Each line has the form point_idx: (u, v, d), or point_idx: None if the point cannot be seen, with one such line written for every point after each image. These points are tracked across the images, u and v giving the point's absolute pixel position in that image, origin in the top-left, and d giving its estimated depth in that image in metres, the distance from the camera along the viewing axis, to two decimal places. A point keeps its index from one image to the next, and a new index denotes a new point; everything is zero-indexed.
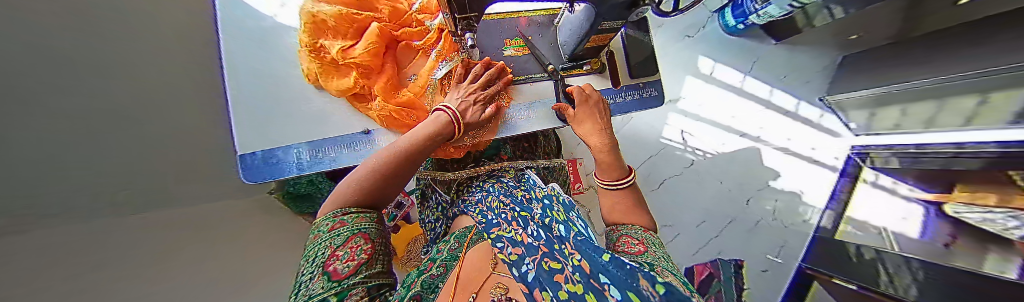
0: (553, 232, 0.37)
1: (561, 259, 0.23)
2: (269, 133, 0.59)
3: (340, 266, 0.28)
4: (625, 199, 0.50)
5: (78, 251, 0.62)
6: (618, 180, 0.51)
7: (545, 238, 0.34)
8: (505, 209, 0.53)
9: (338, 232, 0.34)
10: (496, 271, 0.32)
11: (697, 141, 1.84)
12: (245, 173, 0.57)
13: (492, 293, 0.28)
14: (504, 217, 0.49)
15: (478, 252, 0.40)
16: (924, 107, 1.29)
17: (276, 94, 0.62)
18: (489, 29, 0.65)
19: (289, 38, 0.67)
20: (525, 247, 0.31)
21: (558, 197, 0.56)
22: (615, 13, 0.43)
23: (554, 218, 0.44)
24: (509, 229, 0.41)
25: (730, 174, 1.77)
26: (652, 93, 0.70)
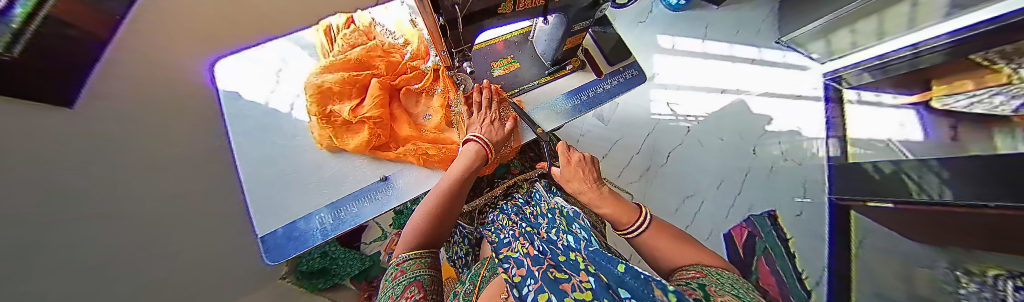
0: (563, 245, 0.37)
1: (568, 271, 0.23)
2: (286, 208, 0.60)
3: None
4: (658, 243, 0.40)
5: None
6: (630, 228, 0.43)
7: (552, 253, 0.33)
8: (514, 226, 0.54)
9: (399, 281, 0.36)
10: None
11: (685, 108, 1.90)
12: (267, 255, 0.56)
13: None
14: (514, 235, 0.50)
15: (492, 286, 0.39)
16: (868, 24, 1.53)
17: (289, 170, 0.64)
18: (476, 58, 0.72)
19: (286, 117, 0.71)
20: (529, 264, 0.30)
21: (562, 210, 0.53)
22: (581, 17, 0.49)
23: (561, 230, 0.44)
24: (518, 247, 0.42)
25: (728, 130, 1.81)
26: (633, 73, 0.75)
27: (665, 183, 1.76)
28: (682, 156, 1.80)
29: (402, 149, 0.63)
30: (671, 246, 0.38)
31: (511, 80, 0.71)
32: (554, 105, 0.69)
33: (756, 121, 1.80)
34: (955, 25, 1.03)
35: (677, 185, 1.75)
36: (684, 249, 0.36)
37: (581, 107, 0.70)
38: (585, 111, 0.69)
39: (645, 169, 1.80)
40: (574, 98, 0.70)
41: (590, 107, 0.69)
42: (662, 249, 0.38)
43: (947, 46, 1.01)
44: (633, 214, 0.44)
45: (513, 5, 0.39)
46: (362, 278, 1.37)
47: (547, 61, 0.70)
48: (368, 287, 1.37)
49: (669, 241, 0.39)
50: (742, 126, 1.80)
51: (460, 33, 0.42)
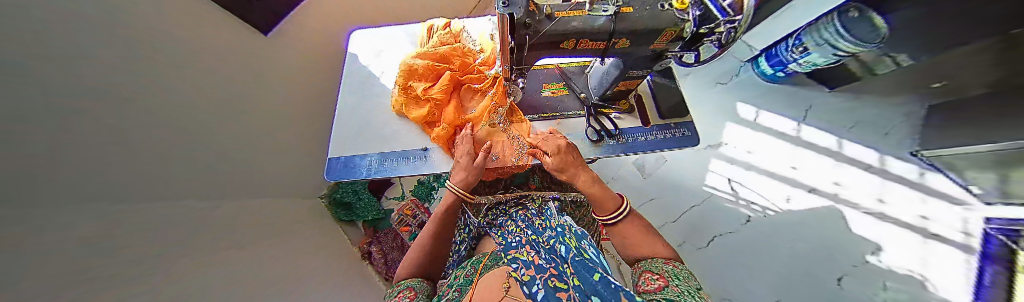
0: (557, 254, 0.45)
1: (564, 281, 0.36)
2: (352, 145, 0.76)
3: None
4: (634, 226, 0.60)
5: (213, 219, 0.75)
6: (610, 214, 0.59)
7: (552, 260, 0.43)
8: (520, 234, 0.59)
9: (399, 290, 0.57)
10: (508, 295, 0.41)
11: (751, 193, 1.64)
12: (329, 173, 0.72)
13: None
14: (521, 241, 0.56)
15: (494, 275, 0.51)
16: None
17: (366, 118, 0.82)
18: (534, 76, 0.80)
19: (380, 81, 0.91)
20: (535, 270, 0.40)
21: (570, 227, 0.58)
22: (640, 65, 0.51)
23: (564, 243, 0.49)
24: (524, 252, 0.48)
25: (810, 241, 1.45)
26: (684, 133, 0.71)
27: (698, 272, 1.49)
28: (729, 246, 1.54)
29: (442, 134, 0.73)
30: (642, 239, 0.58)
31: (557, 103, 0.76)
32: (588, 138, 0.71)
33: (857, 243, 1.38)
34: None
35: (711, 281, 1.47)
36: (648, 244, 0.57)
37: (614, 148, 0.70)
38: (619, 153, 0.69)
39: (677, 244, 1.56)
40: (611, 137, 0.70)
41: (624, 152, 0.69)
42: (630, 237, 0.59)
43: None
44: (614, 203, 0.60)
45: (575, 44, 0.42)
46: (371, 224, 1.58)
47: (595, 96, 0.72)
48: (371, 235, 1.56)
49: (641, 231, 0.59)
50: (830, 241, 1.42)
51: (523, 56, 0.46)
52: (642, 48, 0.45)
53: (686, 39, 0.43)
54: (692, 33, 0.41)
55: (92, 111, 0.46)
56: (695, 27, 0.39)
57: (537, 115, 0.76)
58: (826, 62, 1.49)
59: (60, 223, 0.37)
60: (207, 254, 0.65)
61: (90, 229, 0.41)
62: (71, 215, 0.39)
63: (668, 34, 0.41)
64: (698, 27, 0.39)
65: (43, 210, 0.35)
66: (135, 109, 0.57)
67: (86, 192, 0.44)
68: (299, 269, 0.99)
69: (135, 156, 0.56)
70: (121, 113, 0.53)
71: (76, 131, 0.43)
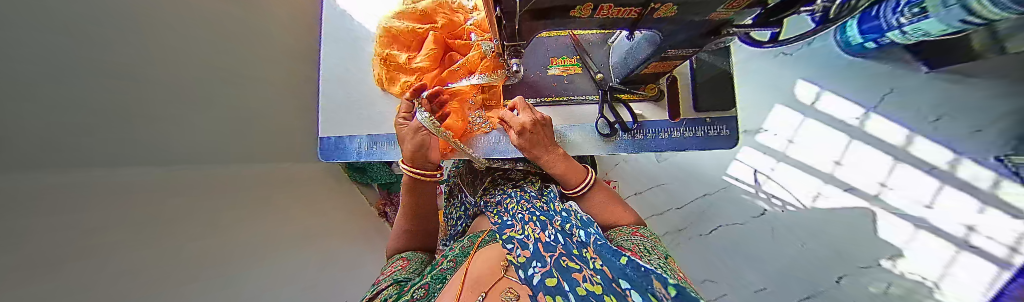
0: (571, 236, 0.39)
1: (580, 262, 0.32)
2: (340, 124, 0.72)
3: (380, 278, 0.47)
4: (601, 196, 0.56)
5: (237, 175, 0.79)
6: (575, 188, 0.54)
7: (563, 242, 0.38)
8: (522, 210, 0.51)
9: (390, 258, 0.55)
10: (506, 275, 0.39)
11: (774, 187, 1.51)
12: (322, 153, 0.72)
13: (504, 295, 0.35)
14: (520, 219, 0.48)
15: (488, 252, 0.46)
16: None
17: (349, 89, 0.73)
18: (538, 47, 0.65)
19: (366, 45, 0.75)
20: (536, 249, 0.37)
21: (576, 213, 0.49)
22: (688, 41, 0.37)
23: (575, 225, 0.43)
24: (524, 231, 0.44)
25: (821, 238, 1.32)
26: (722, 131, 0.58)
27: (689, 255, 1.50)
28: (732, 236, 1.49)
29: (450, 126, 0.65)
30: (608, 205, 0.55)
31: (565, 84, 0.63)
32: (596, 130, 0.60)
33: (878, 247, 1.20)
34: None
35: (701, 262, 1.49)
36: (615, 210, 0.55)
37: (627, 145, 0.60)
38: (632, 151, 0.60)
39: (677, 229, 1.55)
40: (626, 132, 0.59)
41: (637, 150, 0.60)
42: (598, 204, 0.55)
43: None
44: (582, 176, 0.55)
45: (592, 10, 0.28)
46: (385, 187, 1.50)
47: (616, 78, 0.58)
48: (386, 197, 1.50)
49: (609, 201, 0.56)
50: (846, 243, 1.26)
51: (517, 28, 0.33)
52: (693, 21, 0.31)
53: (768, 5, 0.29)
54: None
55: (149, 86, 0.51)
56: None
57: (539, 100, 0.64)
58: (941, 32, 1.09)
59: (70, 190, 0.37)
60: (227, 209, 0.69)
61: (119, 189, 0.45)
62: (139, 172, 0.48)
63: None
64: None
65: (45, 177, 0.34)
66: (149, 73, 0.57)
67: (97, 150, 0.44)
68: (322, 220, 1.07)
69: (134, 122, 0.53)
70: (141, 82, 0.55)
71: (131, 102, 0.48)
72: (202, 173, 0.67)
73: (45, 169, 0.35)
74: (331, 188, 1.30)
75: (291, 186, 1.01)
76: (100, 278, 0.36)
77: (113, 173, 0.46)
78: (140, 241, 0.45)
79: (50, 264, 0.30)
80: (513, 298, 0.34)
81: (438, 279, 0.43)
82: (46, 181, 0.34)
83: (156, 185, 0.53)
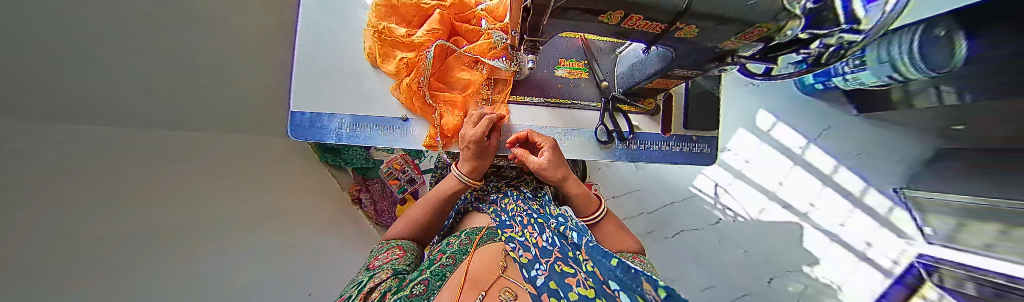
0: (568, 240, 0.39)
1: (574, 266, 0.32)
2: (318, 99, 0.65)
3: (377, 264, 0.43)
4: (611, 225, 0.57)
5: (198, 145, 0.69)
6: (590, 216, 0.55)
7: (559, 245, 0.38)
8: (520, 212, 0.51)
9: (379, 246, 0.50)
10: (505, 276, 0.38)
11: (731, 200, 1.69)
12: (293, 130, 0.64)
13: (502, 295, 0.34)
14: (519, 221, 0.48)
15: (488, 250, 0.46)
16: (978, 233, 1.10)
17: (333, 62, 0.65)
18: (550, 45, 0.64)
19: (359, 14, 0.67)
20: (536, 252, 0.38)
21: (571, 217, 0.49)
22: (696, 63, 0.39)
23: (571, 229, 0.43)
24: (524, 234, 0.44)
25: (760, 246, 1.59)
26: (703, 149, 0.63)
27: (653, 256, 1.63)
28: (691, 240, 1.66)
29: (445, 123, 0.61)
30: (617, 234, 0.55)
31: (569, 87, 0.63)
32: (595, 137, 0.62)
33: (800, 255, 1.53)
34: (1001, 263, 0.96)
35: (663, 262, 1.63)
36: (624, 239, 0.55)
37: (621, 154, 0.62)
38: (624, 160, 0.62)
39: (646, 231, 1.68)
40: (622, 141, 0.62)
41: (629, 159, 0.62)
42: (609, 233, 0.55)
43: (969, 282, 1.03)
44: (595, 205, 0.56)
45: (622, 19, 0.27)
46: (362, 172, 1.41)
47: (620, 88, 0.59)
48: (360, 182, 1.39)
49: (618, 231, 0.56)
50: (778, 251, 1.56)
51: (541, 23, 0.31)
52: (705, 46, 0.32)
53: (771, 43, 0.31)
54: (787, 37, 0.29)
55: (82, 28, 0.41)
56: (798, 30, 0.27)
57: (542, 100, 0.63)
58: (873, 83, 1.26)
59: (38, 148, 0.32)
60: (195, 182, 0.62)
61: (67, 148, 0.38)
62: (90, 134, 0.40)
63: (754, 32, 0.28)
64: (805, 31, 0.26)
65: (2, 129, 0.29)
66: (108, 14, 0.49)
67: (48, 98, 0.37)
68: (288, 202, 0.97)
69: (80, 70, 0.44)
70: (94, 24, 0.46)
71: (60, 45, 0.38)
72: (174, 142, 0.59)
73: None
74: (300, 167, 1.17)
75: (253, 162, 0.90)
76: (56, 251, 0.31)
77: (52, 131, 0.38)
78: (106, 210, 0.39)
79: (6, 236, 0.26)
80: (512, 297, 0.34)
81: (437, 275, 0.41)
82: (8, 134, 0.30)
83: (115, 146, 0.45)
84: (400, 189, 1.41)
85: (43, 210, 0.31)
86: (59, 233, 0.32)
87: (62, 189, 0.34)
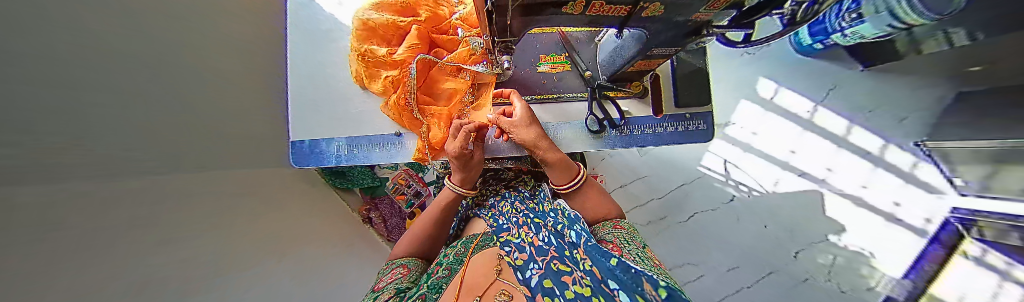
0: (564, 238, 0.40)
1: (571, 264, 0.32)
2: (313, 127, 0.67)
3: (381, 285, 0.44)
4: (588, 190, 0.56)
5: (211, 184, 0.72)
6: (566, 183, 0.54)
7: (555, 243, 0.38)
8: (516, 214, 0.51)
9: (384, 267, 0.51)
10: (500, 278, 0.40)
11: (743, 175, 1.64)
12: (293, 159, 0.66)
13: (497, 297, 0.37)
14: (515, 222, 0.48)
15: (484, 255, 0.46)
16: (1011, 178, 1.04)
17: (323, 89, 0.68)
18: (528, 43, 0.65)
19: (342, 40, 0.69)
20: (532, 252, 0.36)
21: (565, 212, 0.50)
22: (670, 40, 0.38)
23: (566, 225, 0.44)
24: (519, 234, 0.43)
25: (779, 219, 1.54)
26: (699, 126, 0.62)
27: (672, 241, 1.60)
28: (707, 221, 1.61)
29: (431, 136, 0.62)
30: (594, 200, 0.55)
31: (554, 82, 0.63)
32: (586, 127, 0.61)
33: (820, 224, 1.48)
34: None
35: (681, 246, 1.59)
36: (601, 203, 0.55)
37: (615, 141, 0.62)
38: (620, 147, 0.62)
39: (659, 218, 1.64)
40: (614, 128, 0.61)
41: (625, 145, 0.62)
42: (586, 199, 0.55)
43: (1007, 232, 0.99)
44: (572, 170, 0.54)
45: (584, 7, 0.28)
46: (368, 192, 1.43)
47: (603, 76, 0.60)
48: (369, 202, 1.42)
49: (596, 195, 0.56)
50: (799, 223, 1.51)
51: (507, 23, 0.32)
52: (675, 21, 0.32)
53: (744, 8, 0.31)
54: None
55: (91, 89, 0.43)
56: None
57: (529, 98, 0.64)
58: (873, 35, 1.22)
59: (57, 197, 0.33)
60: (200, 219, 0.62)
61: (98, 197, 0.41)
62: (108, 185, 0.43)
63: (722, 1, 0.27)
64: None
65: (45, 183, 0.31)
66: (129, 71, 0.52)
67: (87, 153, 0.40)
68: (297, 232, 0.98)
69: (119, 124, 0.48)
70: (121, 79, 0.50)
71: (80, 103, 0.41)
72: (182, 183, 0.61)
73: (46, 175, 0.32)
74: (308, 193, 1.20)
75: (264, 193, 0.93)
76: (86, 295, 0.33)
77: (104, 183, 0.42)
78: (124, 255, 0.41)
79: (49, 288, 0.28)
80: (508, 300, 0.35)
81: (433, 289, 0.41)
82: (44, 187, 0.32)
83: (134, 191, 0.48)
84: (407, 204, 1.42)
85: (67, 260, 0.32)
86: (91, 279, 0.34)
87: (89, 235, 0.36)
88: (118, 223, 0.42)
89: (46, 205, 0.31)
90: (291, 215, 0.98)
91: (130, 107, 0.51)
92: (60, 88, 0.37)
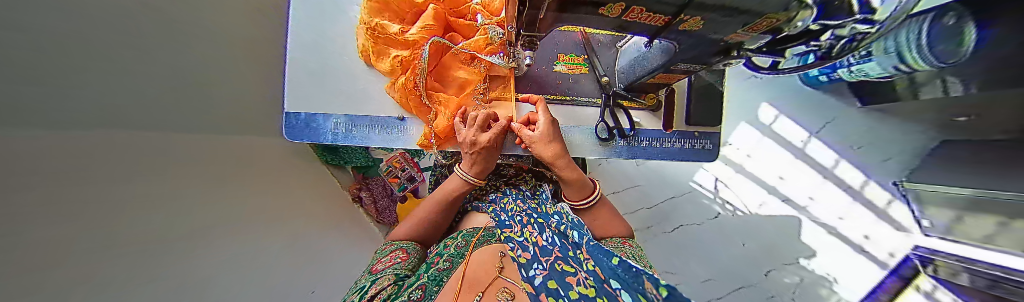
0: (567, 238, 0.39)
1: (574, 265, 0.32)
2: (312, 99, 0.63)
3: (380, 268, 0.43)
4: (602, 207, 0.57)
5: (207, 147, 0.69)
6: (582, 200, 0.55)
7: (558, 244, 0.38)
8: (520, 212, 0.50)
9: (385, 251, 0.49)
10: (503, 276, 0.41)
11: (731, 194, 1.69)
12: (288, 131, 0.63)
13: (499, 295, 0.38)
14: (518, 220, 0.48)
15: (486, 251, 0.46)
16: (977, 224, 1.10)
17: (325, 60, 0.64)
18: (547, 40, 0.62)
19: (351, 9, 0.65)
20: (536, 251, 0.39)
21: (569, 215, 0.49)
22: (698, 57, 0.37)
23: (570, 225, 0.43)
24: (523, 233, 0.44)
25: (758, 239, 1.60)
26: (705, 145, 0.62)
27: (656, 250, 1.64)
28: (690, 234, 1.66)
29: (437, 125, 0.60)
30: (606, 218, 0.56)
31: (569, 84, 0.62)
32: (595, 134, 0.61)
33: (796, 247, 1.55)
34: (989, 253, 0.98)
35: (663, 255, 1.64)
36: (612, 222, 0.56)
37: (621, 151, 0.61)
38: (626, 158, 0.61)
39: (646, 226, 1.68)
40: (622, 138, 0.61)
41: (631, 157, 0.61)
42: (597, 217, 0.56)
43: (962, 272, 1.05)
44: (590, 189, 0.55)
45: (623, 11, 0.26)
46: (362, 170, 1.40)
47: (620, 84, 0.59)
48: (361, 181, 1.39)
49: (607, 213, 0.56)
50: (776, 244, 1.58)
51: (538, 17, 0.30)
52: (709, 38, 0.31)
53: (780, 35, 0.30)
54: (797, 29, 0.27)
55: (70, 26, 0.39)
56: (809, 21, 0.26)
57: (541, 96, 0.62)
58: (878, 74, 1.24)
59: (39, 149, 0.31)
60: (198, 181, 0.61)
61: (84, 149, 0.38)
62: (84, 134, 0.39)
63: (762, 25, 0.26)
64: (816, 22, 0.25)
65: (22, 132, 0.29)
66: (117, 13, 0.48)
67: (62, 101, 0.37)
68: (292, 203, 0.97)
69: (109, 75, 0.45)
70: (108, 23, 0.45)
71: (65, 47, 0.37)
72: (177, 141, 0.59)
73: (25, 123, 0.30)
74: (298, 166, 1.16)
75: (260, 160, 0.91)
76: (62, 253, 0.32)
77: (87, 136, 0.40)
78: (109, 212, 0.39)
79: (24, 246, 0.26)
80: (510, 298, 0.37)
81: (434, 281, 0.40)
82: (26, 135, 0.30)
83: (124, 145, 0.45)
84: (400, 187, 1.40)
85: (53, 214, 0.31)
86: (59, 234, 0.32)
87: (64, 187, 0.33)
88: (97, 173, 0.39)
89: (22, 148, 0.28)
90: (281, 186, 0.96)
91: (115, 52, 0.47)
92: (38, 27, 0.33)
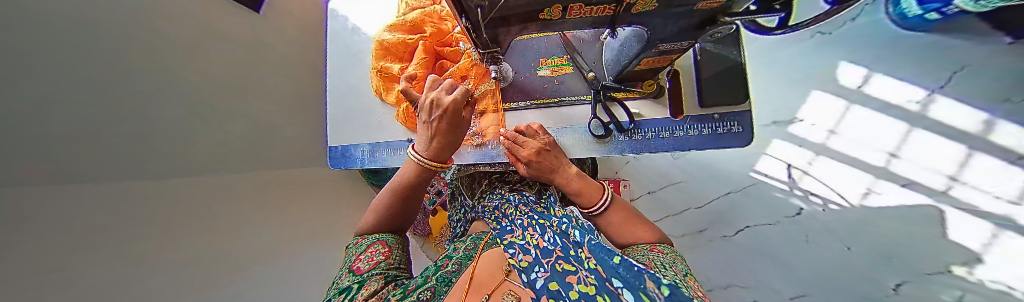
0: (569, 237, 0.37)
1: (575, 263, 0.29)
2: (344, 134, 0.77)
3: (363, 268, 0.41)
4: (622, 212, 0.47)
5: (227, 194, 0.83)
6: (593, 207, 0.47)
7: (560, 244, 0.36)
8: (520, 215, 0.50)
9: (362, 245, 0.49)
10: (509, 280, 0.37)
11: (815, 184, 1.33)
12: (331, 161, 0.77)
13: (504, 298, 0.34)
14: (521, 224, 0.48)
15: (490, 257, 0.45)
16: None
17: (349, 104, 0.77)
18: (523, 49, 0.64)
19: (364, 60, 0.78)
20: (537, 255, 0.36)
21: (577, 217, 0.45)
22: (680, 34, 0.34)
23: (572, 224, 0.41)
24: (525, 237, 0.43)
25: (866, 240, 1.16)
26: (733, 127, 0.53)
27: (714, 256, 1.40)
28: (760, 238, 1.36)
29: None
30: (626, 224, 0.46)
31: (556, 86, 0.62)
32: (589, 132, 0.58)
33: (943, 250, 1.03)
34: None
35: (726, 264, 1.38)
36: (637, 227, 0.45)
37: (624, 146, 0.57)
38: (631, 153, 0.57)
39: (697, 230, 1.45)
40: (622, 132, 0.57)
41: (637, 150, 0.56)
42: (613, 224, 0.47)
43: None
44: (599, 193, 0.48)
45: (562, 11, 0.26)
46: None
47: (609, 76, 0.56)
48: None
49: (630, 219, 0.46)
50: (898, 247, 1.10)
51: (486, 38, 0.33)
52: (677, 12, 0.28)
53: None
54: None
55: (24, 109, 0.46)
56: None
57: (529, 102, 0.63)
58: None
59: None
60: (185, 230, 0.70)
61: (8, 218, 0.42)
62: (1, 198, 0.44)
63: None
64: None
65: None
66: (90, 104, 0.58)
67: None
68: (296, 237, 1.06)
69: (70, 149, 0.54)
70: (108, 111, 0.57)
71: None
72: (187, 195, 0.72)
73: None
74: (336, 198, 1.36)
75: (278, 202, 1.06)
76: None
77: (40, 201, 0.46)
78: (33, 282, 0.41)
79: None
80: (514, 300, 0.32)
81: (444, 281, 0.41)
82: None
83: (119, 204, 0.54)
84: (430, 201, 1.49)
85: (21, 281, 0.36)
86: None
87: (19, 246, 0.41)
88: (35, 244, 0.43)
89: None
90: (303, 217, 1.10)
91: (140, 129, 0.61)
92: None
